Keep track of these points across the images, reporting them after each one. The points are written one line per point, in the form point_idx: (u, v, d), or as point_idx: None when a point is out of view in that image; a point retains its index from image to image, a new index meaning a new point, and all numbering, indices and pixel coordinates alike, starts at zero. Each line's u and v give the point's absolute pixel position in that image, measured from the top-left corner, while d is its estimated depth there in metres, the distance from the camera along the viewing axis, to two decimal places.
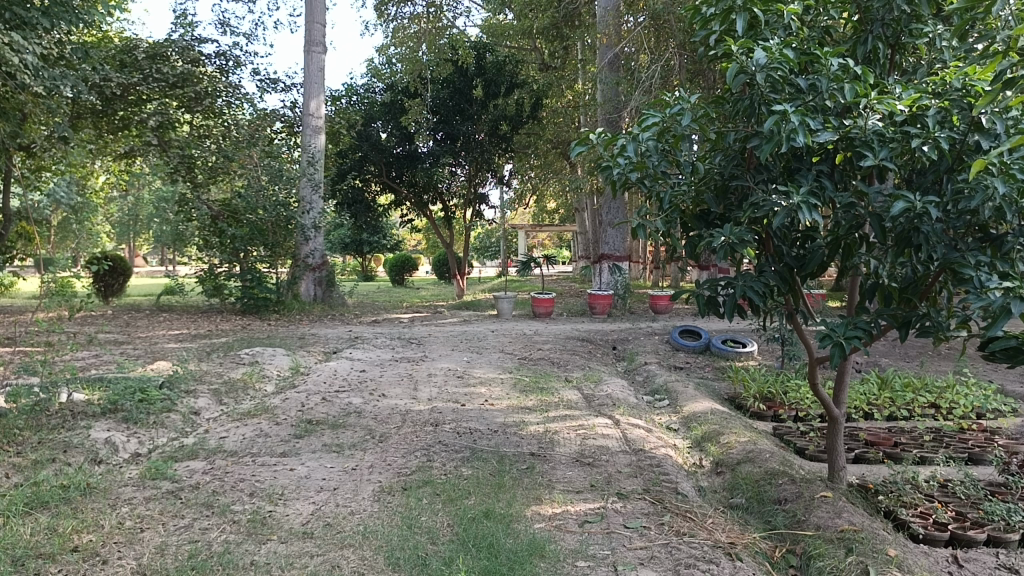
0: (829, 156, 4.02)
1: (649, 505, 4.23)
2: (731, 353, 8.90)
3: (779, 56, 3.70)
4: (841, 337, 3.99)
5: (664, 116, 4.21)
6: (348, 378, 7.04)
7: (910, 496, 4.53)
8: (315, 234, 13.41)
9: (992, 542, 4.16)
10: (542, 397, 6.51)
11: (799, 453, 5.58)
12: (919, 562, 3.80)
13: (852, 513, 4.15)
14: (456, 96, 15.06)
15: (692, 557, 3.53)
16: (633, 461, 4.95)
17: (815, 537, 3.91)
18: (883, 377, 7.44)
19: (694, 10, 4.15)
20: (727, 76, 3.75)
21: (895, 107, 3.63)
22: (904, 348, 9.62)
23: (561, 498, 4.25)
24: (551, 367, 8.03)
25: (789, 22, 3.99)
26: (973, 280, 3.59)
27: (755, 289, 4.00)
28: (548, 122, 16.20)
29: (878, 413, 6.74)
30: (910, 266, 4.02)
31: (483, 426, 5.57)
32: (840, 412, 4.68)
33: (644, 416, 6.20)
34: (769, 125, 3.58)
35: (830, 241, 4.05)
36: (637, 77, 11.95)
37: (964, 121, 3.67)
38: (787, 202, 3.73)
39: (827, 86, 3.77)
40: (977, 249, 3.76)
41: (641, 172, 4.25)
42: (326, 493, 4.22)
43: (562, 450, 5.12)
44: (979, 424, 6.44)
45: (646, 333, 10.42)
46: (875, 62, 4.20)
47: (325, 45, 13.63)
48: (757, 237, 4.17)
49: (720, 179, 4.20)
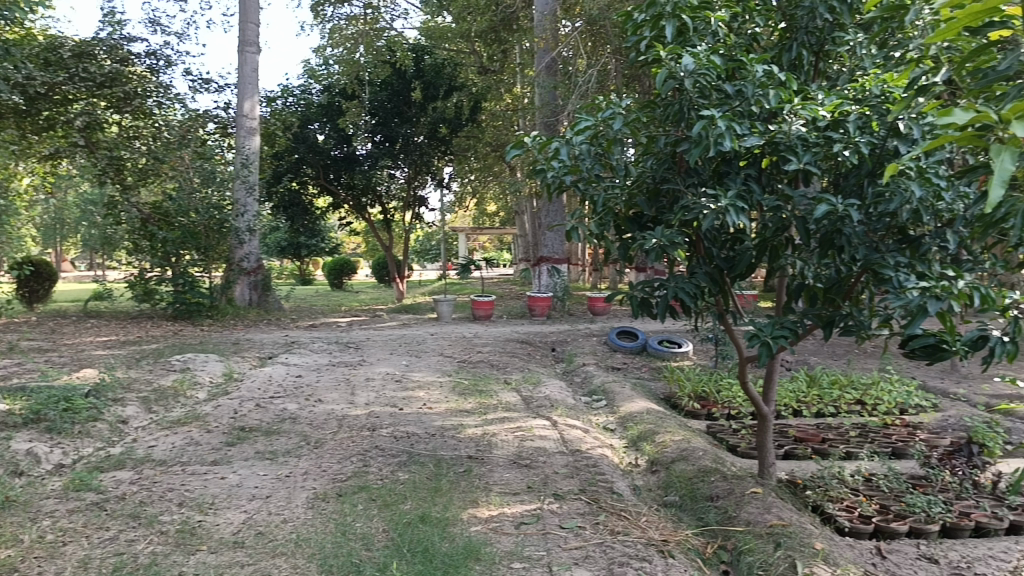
0: (756, 160, 4.13)
1: (585, 505, 4.26)
2: (667, 353, 9.07)
3: (707, 62, 3.82)
4: (768, 337, 4.13)
5: (597, 120, 4.33)
6: (283, 384, 6.93)
7: (837, 491, 4.65)
8: (250, 237, 13.08)
9: (914, 533, 4.30)
10: (481, 400, 6.50)
11: (731, 451, 5.69)
12: (845, 554, 3.93)
13: (781, 509, 4.26)
14: (395, 98, 14.83)
15: (625, 555, 3.58)
16: (571, 462, 4.99)
17: (746, 532, 4.01)
18: (812, 375, 7.62)
19: (625, 15, 4.22)
20: (656, 81, 3.89)
21: (818, 113, 3.77)
22: (833, 347, 9.87)
23: (498, 500, 4.27)
24: (490, 369, 8.02)
25: (717, 29, 4.08)
26: (892, 280, 3.75)
27: (686, 290, 4.13)
28: (488, 126, 16.28)
29: (806, 410, 6.85)
30: (834, 267, 4.16)
31: (422, 430, 5.54)
32: (769, 410, 4.79)
33: (582, 417, 6.25)
34: (698, 130, 3.71)
35: (757, 243, 4.18)
36: (575, 81, 12.02)
37: (884, 127, 3.80)
38: (716, 206, 3.86)
39: (753, 92, 3.90)
40: (896, 250, 3.89)
41: (575, 175, 4.34)
42: (259, 501, 4.15)
43: (500, 452, 5.12)
44: (903, 419, 6.59)
45: (584, 335, 10.47)
46: (799, 69, 4.33)
47: (259, 45, 13.39)
48: (688, 240, 4.28)
49: (651, 183, 4.28)
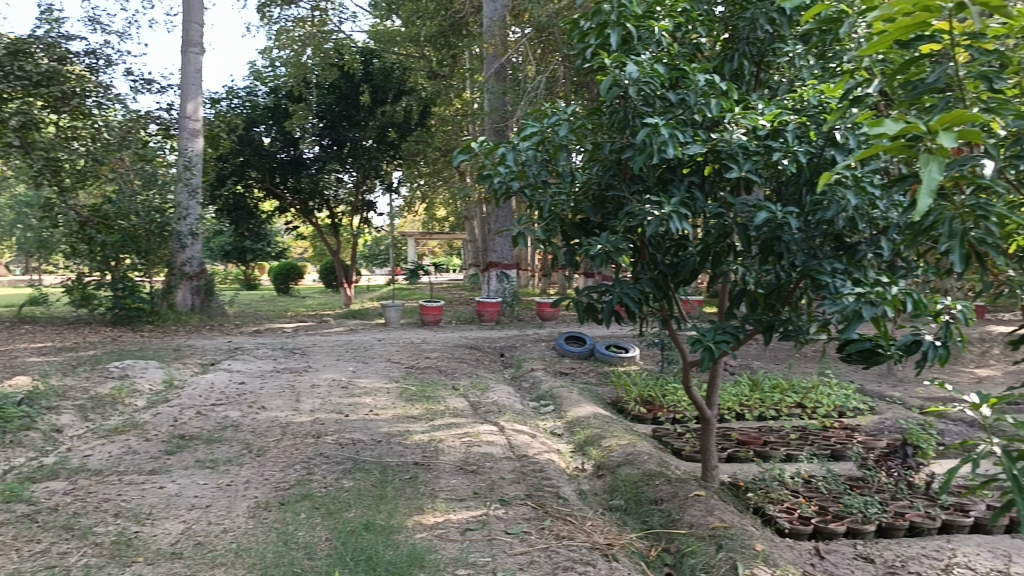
0: (699, 168, 4.20)
1: (530, 510, 4.27)
2: (614, 358, 9.17)
3: (650, 71, 3.88)
4: (710, 342, 4.19)
5: (543, 126, 4.38)
6: (226, 391, 6.81)
7: (778, 492, 4.74)
8: (193, 241, 12.78)
9: (851, 534, 4.40)
10: (428, 406, 6.47)
11: (676, 454, 5.77)
12: (784, 555, 4.01)
13: (723, 511, 4.33)
14: (343, 101, 14.72)
15: (570, 560, 3.59)
16: (517, 467, 4.99)
17: (688, 535, 4.07)
18: (755, 379, 7.76)
19: (571, 22, 4.25)
20: (602, 88, 3.94)
21: (758, 122, 3.86)
22: (775, 352, 10.06)
23: (444, 507, 4.25)
24: (437, 375, 7.99)
25: (661, 38, 4.15)
26: (829, 286, 3.85)
27: (631, 295, 4.18)
28: (438, 130, 16.04)
29: (749, 414, 6.96)
30: (774, 273, 4.25)
31: (367, 437, 5.48)
32: (712, 414, 4.86)
33: (529, 422, 6.26)
34: (642, 137, 3.76)
35: (700, 250, 4.24)
36: (524, 87, 12.03)
37: (821, 137, 3.89)
38: (660, 212, 3.92)
39: (695, 100, 3.96)
40: (833, 257, 3.99)
41: (522, 180, 4.37)
42: (199, 511, 4.06)
43: (447, 458, 5.10)
44: (842, 422, 6.75)
45: (532, 340, 10.49)
46: (741, 79, 4.42)
47: (203, 46, 13.16)
48: (633, 245, 4.35)
49: (597, 190, 4.33)
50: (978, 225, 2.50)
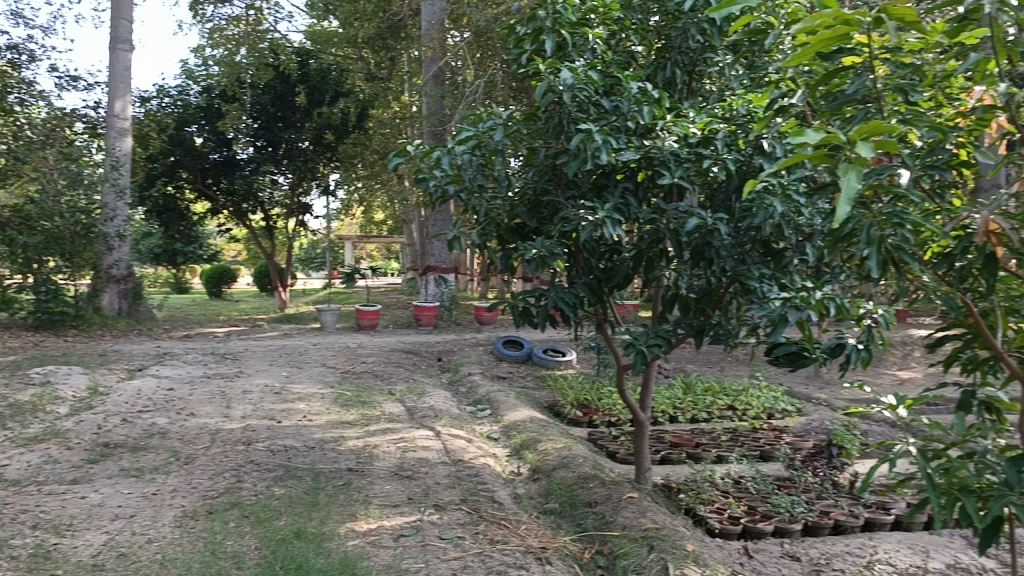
0: (632, 174, 4.27)
1: (465, 515, 4.26)
2: (551, 362, 9.29)
3: (584, 78, 3.93)
4: (643, 345, 4.25)
5: (478, 130, 4.38)
6: (153, 398, 6.62)
7: (708, 493, 4.83)
8: (120, 243, 12.52)
9: (778, 533, 4.51)
10: (363, 411, 6.41)
11: (611, 456, 5.83)
12: (714, 555, 4.09)
13: (655, 512, 4.39)
14: (278, 102, 14.64)
15: (503, 564, 3.60)
16: (453, 472, 4.97)
17: (621, 536, 4.11)
18: (688, 382, 7.91)
19: (507, 28, 4.26)
20: (536, 94, 3.95)
21: (689, 130, 3.93)
22: (708, 355, 10.25)
23: (377, 513, 4.21)
24: (373, 380, 7.91)
25: (595, 45, 4.20)
26: (757, 291, 3.96)
27: (566, 300, 4.22)
28: (375, 133, 15.88)
29: (682, 416, 7.07)
30: (704, 278, 4.33)
31: (300, 443, 5.40)
32: (645, 417, 4.93)
33: (465, 427, 6.24)
34: (576, 143, 3.81)
35: (633, 255, 4.30)
36: (462, 91, 11.99)
37: (749, 145, 3.98)
38: (594, 217, 3.97)
39: (628, 107, 4.04)
40: (761, 262, 4.10)
41: (458, 184, 4.33)
42: (123, 521, 3.94)
43: (381, 464, 5.06)
44: (771, 424, 6.92)
45: (470, 345, 10.48)
46: (673, 87, 4.50)
47: (132, 43, 12.80)
48: (568, 250, 4.40)
49: (532, 195, 4.35)
50: (895, 232, 2.60)
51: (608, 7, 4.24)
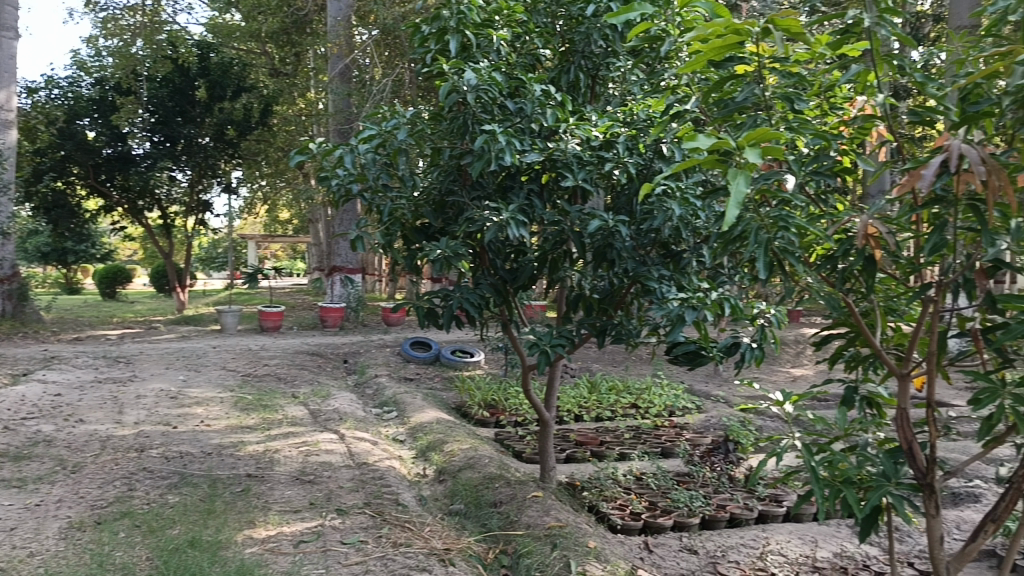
0: (537, 175, 4.30)
1: (368, 519, 4.21)
2: (459, 363, 9.28)
3: (488, 78, 3.95)
4: (547, 345, 4.28)
5: (381, 129, 4.33)
6: (38, 404, 6.29)
7: (611, 490, 4.92)
8: (4, 241, 11.84)
9: (678, 527, 4.63)
10: (265, 415, 6.25)
11: (517, 456, 5.87)
12: (615, 551, 4.16)
13: (559, 511, 4.44)
14: (177, 96, 14.11)
15: (406, 567, 3.57)
16: (356, 475, 4.90)
17: (525, 535, 4.14)
18: (593, 381, 8.04)
19: (412, 27, 4.23)
20: (440, 94, 3.95)
21: (591, 133, 3.99)
22: (613, 354, 10.45)
23: (277, 519, 4.11)
24: (276, 383, 7.72)
25: (499, 47, 4.22)
26: (657, 291, 4.06)
27: (471, 300, 4.21)
28: (280, 129, 15.41)
29: (587, 415, 7.17)
30: (607, 279, 4.41)
31: (197, 449, 5.23)
32: (550, 416, 4.98)
33: (371, 429, 6.17)
34: (479, 143, 3.81)
35: (538, 255, 4.34)
36: (369, 90, 11.85)
37: (650, 150, 4.06)
38: (498, 218, 3.97)
39: (532, 109, 4.07)
40: (661, 263, 4.20)
41: (361, 183, 4.27)
42: (1, 535, 3.73)
43: (282, 468, 4.95)
44: (672, 421, 7.10)
45: (377, 346, 10.37)
46: (577, 91, 4.57)
47: (18, 31, 12.15)
48: (473, 251, 4.39)
49: (437, 195, 4.33)
50: (782, 235, 2.71)
51: (512, 10, 4.29)
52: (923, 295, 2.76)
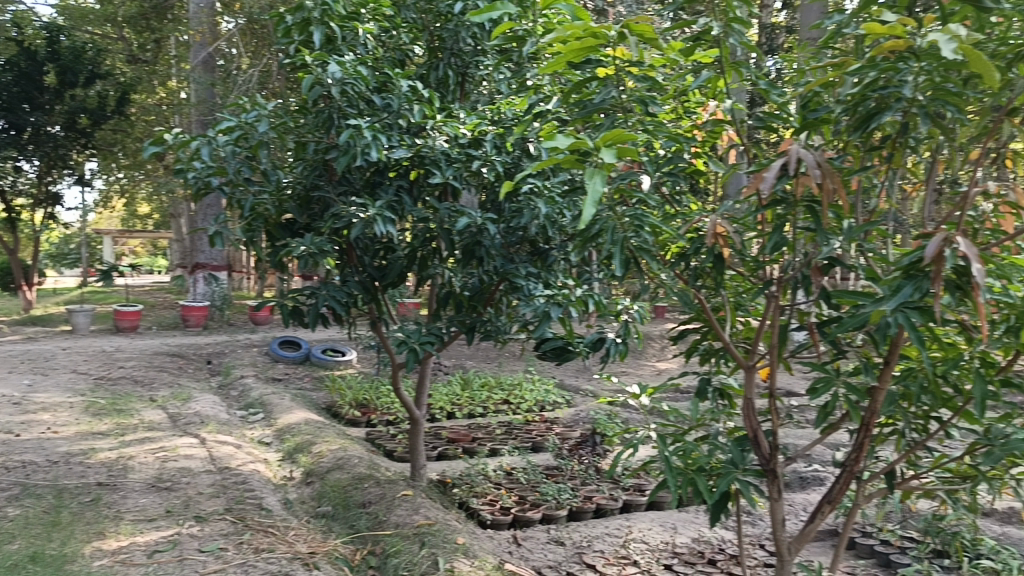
0: (405, 172, 4.26)
1: (229, 525, 4.06)
2: (330, 362, 9.10)
3: (353, 71, 3.88)
4: (415, 344, 4.26)
5: (241, 121, 4.14)
6: None
7: (481, 486, 4.96)
8: None
9: (546, 520, 4.72)
10: (118, 420, 5.92)
11: (388, 455, 5.82)
12: (484, 546, 4.19)
13: (428, 509, 4.43)
14: (23, 81, 13.11)
15: (268, 573, 3.47)
16: (217, 480, 4.72)
17: (393, 535, 4.11)
18: (465, 378, 8.08)
19: (274, 16, 4.09)
20: (303, 86, 3.85)
21: (459, 130, 3.99)
22: (486, 350, 10.53)
23: (129, 529, 3.91)
24: (132, 386, 7.33)
25: (365, 41, 4.16)
26: (524, 289, 4.12)
27: (338, 298, 4.13)
28: (138, 119, 14.69)
29: (459, 412, 7.19)
30: (476, 276, 4.42)
31: (41, 458, 4.89)
32: (421, 414, 4.96)
33: (234, 432, 5.95)
34: (344, 138, 3.75)
35: (407, 252, 4.30)
36: (234, 80, 11.43)
37: (517, 149, 4.10)
38: (365, 214, 3.92)
39: (398, 105, 4.07)
40: (528, 261, 4.25)
41: (221, 177, 4.10)
42: None
43: (137, 476, 4.70)
44: (543, 415, 7.22)
45: (243, 346, 10.02)
46: (445, 88, 4.56)
47: None
48: (339, 248, 4.31)
49: (302, 190, 4.22)
50: (637, 233, 2.80)
51: (378, 3, 4.23)
52: (767, 291, 2.92)
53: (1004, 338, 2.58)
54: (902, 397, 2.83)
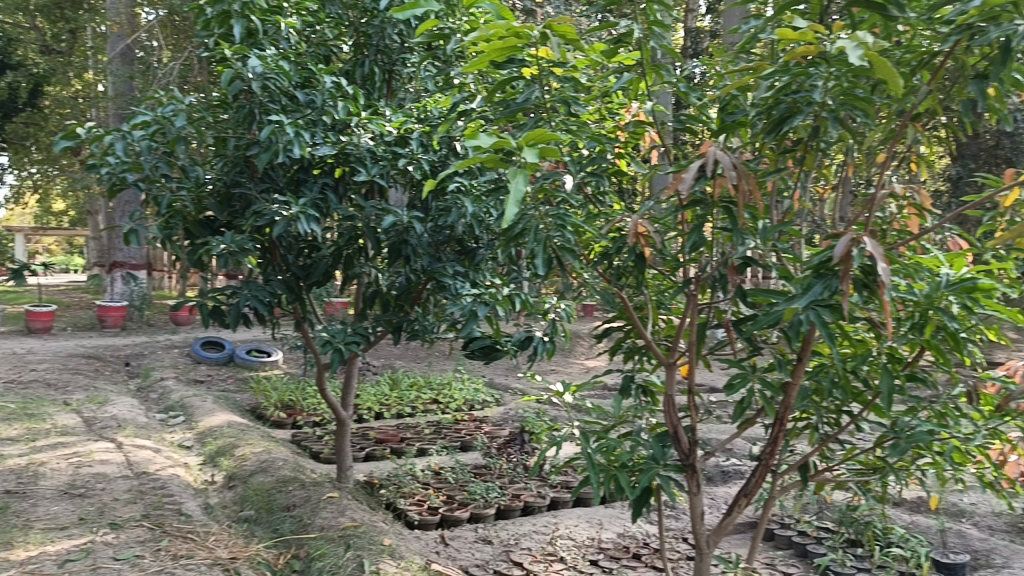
0: (329, 170, 4.21)
1: (146, 532, 3.94)
2: (254, 363, 8.91)
3: (275, 66, 3.82)
4: (340, 343, 4.20)
5: (157, 116, 4.03)
6: None
7: (408, 487, 4.93)
8: None
9: (474, 519, 4.72)
10: (29, 426, 5.68)
11: (314, 457, 5.74)
12: (411, 547, 4.17)
13: (354, 511, 4.38)
14: None
15: None
16: (135, 486, 4.58)
17: (318, 538, 4.04)
18: (394, 378, 8.03)
19: (193, 8, 3.99)
20: (222, 80, 3.76)
21: (384, 128, 3.95)
22: (416, 350, 10.47)
23: (39, 538, 3.75)
24: (45, 390, 7.05)
25: (288, 35, 4.09)
26: (451, 288, 4.11)
27: (260, 298, 4.04)
28: (52, 112, 13.94)
29: (388, 412, 7.12)
30: (403, 275, 4.38)
31: None
32: (347, 415, 4.90)
33: (153, 436, 5.78)
34: (266, 134, 3.68)
35: (332, 251, 4.24)
36: (154, 73, 11.07)
37: (443, 147, 4.09)
38: (287, 212, 3.85)
39: (322, 101, 4.00)
40: (455, 260, 4.24)
41: (137, 173, 3.97)
42: None
43: (48, 483, 4.52)
44: (472, 414, 7.21)
45: (164, 347, 9.73)
46: (371, 85, 4.52)
47: None
48: (262, 247, 4.22)
49: (222, 187, 4.12)
50: (560, 232, 2.82)
51: None
52: (686, 290, 2.98)
53: (907, 334, 2.69)
54: (815, 392, 2.92)
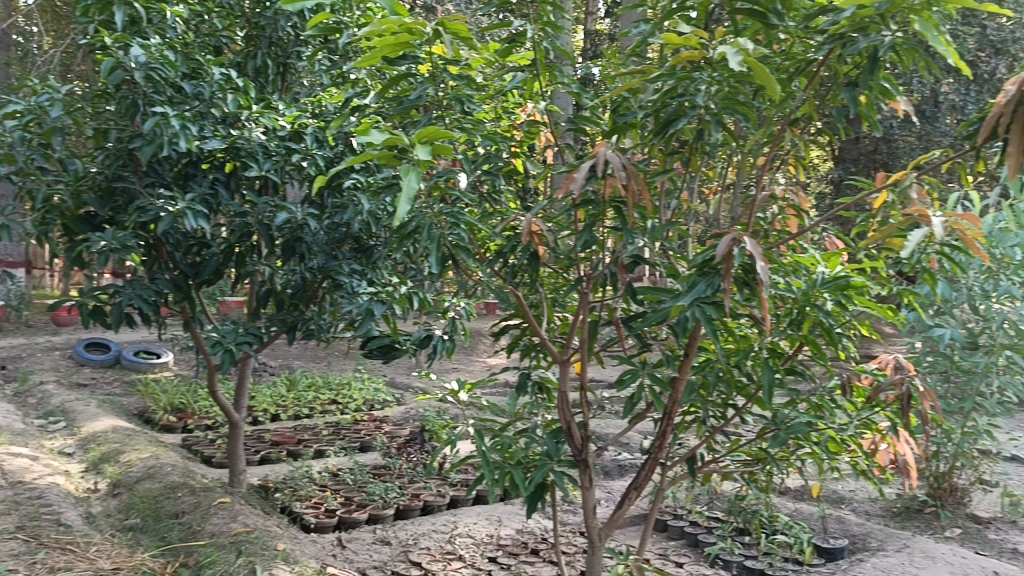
0: (219, 164, 4.07)
1: (20, 544, 3.72)
2: (143, 365, 8.55)
3: (159, 56, 3.69)
4: (231, 344, 4.08)
5: (31, 105, 3.82)
6: None
7: (305, 490, 4.83)
8: None
9: (372, 520, 4.67)
10: None
11: (206, 462, 5.56)
12: (306, 551, 4.09)
13: (247, 516, 4.26)
14: None
15: None
16: (8, 497, 4.32)
17: (208, 545, 3.91)
18: (291, 379, 7.85)
19: None
20: (102, 69, 3.60)
21: (277, 122, 3.86)
22: (315, 349, 10.27)
23: None
24: None
25: (174, 24, 3.94)
26: (347, 286, 4.05)
27: (145, 297, 3.88)
28: None
29: (284, 414, 6.96)
30: (298, 273, 4.28)
31: None
32: (240, 417, 4.76)
33: (29, 444, 5.47)
34: (150, 126, 3.54)
35: (223, 249, 4.10)
36: (32, 60, 10.46)
37: (338, 142, 4.02)
38: (173, 207, 3.71)
39: (211, 93, 3.88)
40: (351, 258, 4.18)
41: (8, 164, 3.75)
42: None
43: None
44: (372, 414, 7.13)
45: (43, 349, 9.21)
46: (264, 78, 4.40)
47: None
48: (147, 244, 4.05)
49: (103, 181, 3.93)
50: (454, 230, 2.81)
51: None
52: (579, 288, 3.02)
53: (787, 330, 2.79)
54: (701, 387, 3.00)
